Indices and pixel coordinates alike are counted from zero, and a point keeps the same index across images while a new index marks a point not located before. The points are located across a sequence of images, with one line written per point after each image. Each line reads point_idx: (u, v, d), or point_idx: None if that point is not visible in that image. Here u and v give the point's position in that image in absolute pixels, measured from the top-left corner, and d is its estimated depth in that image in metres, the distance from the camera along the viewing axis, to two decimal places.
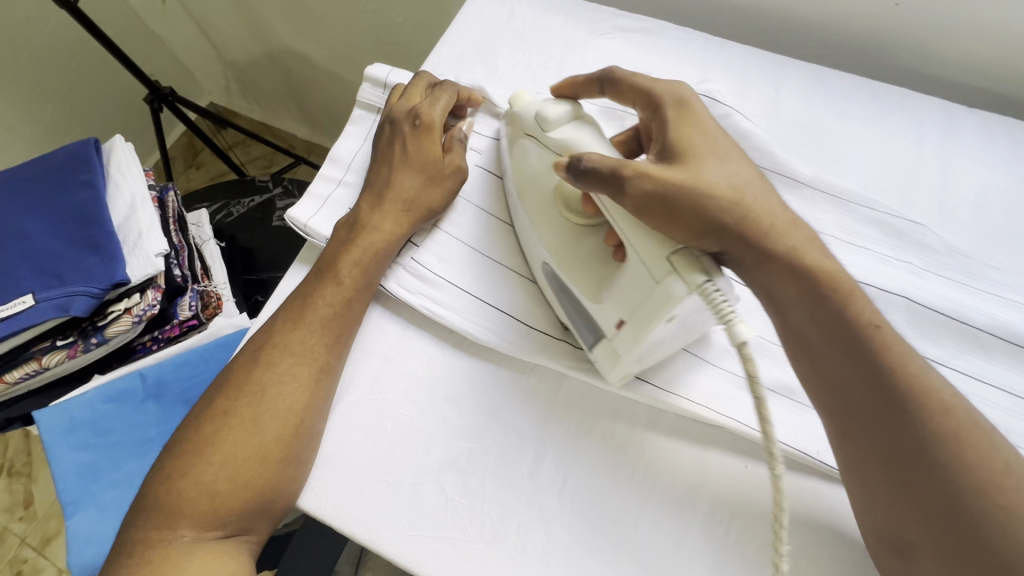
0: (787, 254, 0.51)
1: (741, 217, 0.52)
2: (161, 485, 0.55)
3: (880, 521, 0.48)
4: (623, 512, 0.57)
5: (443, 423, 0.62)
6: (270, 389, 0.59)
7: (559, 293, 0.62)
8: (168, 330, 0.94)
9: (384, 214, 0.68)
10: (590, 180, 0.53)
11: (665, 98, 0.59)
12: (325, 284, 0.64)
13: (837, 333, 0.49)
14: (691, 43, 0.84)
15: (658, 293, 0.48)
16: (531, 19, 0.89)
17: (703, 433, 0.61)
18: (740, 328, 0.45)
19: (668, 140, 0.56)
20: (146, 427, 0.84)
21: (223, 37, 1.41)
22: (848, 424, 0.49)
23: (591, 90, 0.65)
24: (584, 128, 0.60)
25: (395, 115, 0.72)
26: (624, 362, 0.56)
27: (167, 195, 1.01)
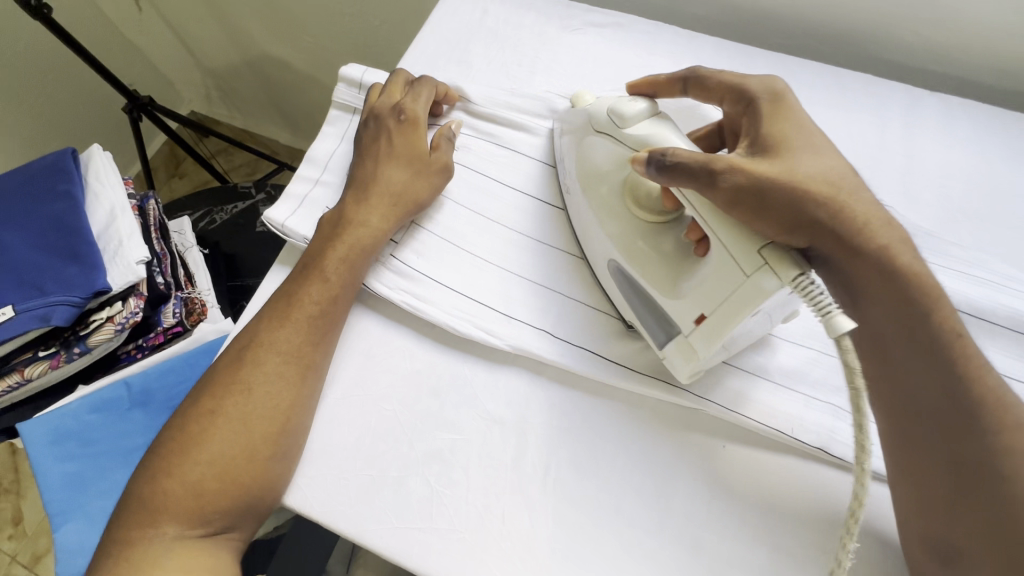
0: (876, 252, 0.44)
1: (842, 212, 0.44)
2: (142, 494, 0.47)
3: (922, 522, 0.41)
4: (666, 528, 0.47)
5: (457, 445, 0.50)
6: (246, 396, 0.49)
7: (624, 289, 0.52)
8: (153, 337, 0.82)
9: (370, 208, 0.56)
10: (677, 176, 0.45)
11: (756, 93, 0.51)
12: (310, 281, 0.53)
13: (909, 329, 0.43)
14: (660, 36, 0.69)
15: (747, 288, 0.41)
16: (506, 16, 0.71)
17: (785, 463, 0.49)
18: (842, 322, 0.40)
19: (760, 133, 0.49)
20: (135, 435, 0.73)
21: (200, 42, 1.33)
22: (895, 417, 0.43)
23: (670, 89, 0.57)
24: (665, 126, 0.51)
25: (378, 111, 0.59)
26: (694, 368, 0.47)
27: (148, 203, 0.89)
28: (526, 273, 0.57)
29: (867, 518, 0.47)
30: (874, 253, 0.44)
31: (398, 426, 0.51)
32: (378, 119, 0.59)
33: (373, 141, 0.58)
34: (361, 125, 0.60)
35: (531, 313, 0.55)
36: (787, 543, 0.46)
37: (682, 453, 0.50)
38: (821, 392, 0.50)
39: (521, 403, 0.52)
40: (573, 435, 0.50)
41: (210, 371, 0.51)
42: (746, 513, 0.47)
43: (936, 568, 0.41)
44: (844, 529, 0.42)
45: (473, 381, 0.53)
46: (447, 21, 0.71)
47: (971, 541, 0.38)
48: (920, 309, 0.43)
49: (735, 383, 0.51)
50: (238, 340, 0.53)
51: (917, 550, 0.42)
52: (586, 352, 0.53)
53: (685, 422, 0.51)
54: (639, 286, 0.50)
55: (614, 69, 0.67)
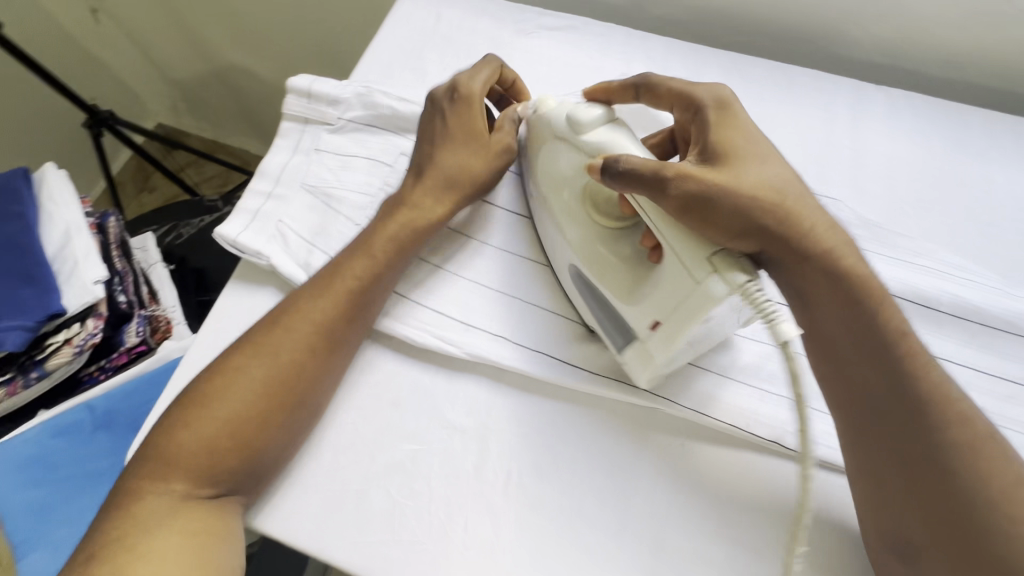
0: (823, 255, 0.45)
1: (788, 219, 0.45)
2: (157, 442, 0.47)
3: (881, 517, 0.42)
4: (631, 527, 0.47)
5: (418, 456, 0.49)
6: (278, 366, 0.49)
7: (586, 293, 0.52)
8: (115, 358, 0.80)
9: (426, 191, 0.56)
10: (631, 182, 0.45)
11: (704, 101, 0.51)
12: (356, 256, 0.53)
13: (861, 333, 0.43)
14: (612, 36, 0.70)
15: (695, 295, 0.41)
16: (459, 21, 0.71)
17: (743, 458, 0.50)
18: (786, 328, 0.40)
19: (706, 142, 0.49)
20: (98, 458, 0.71)
21: (165, 57, 1.27)
22: (851, 420, 0.44)
23: (624, 97, 0.58)
24: (621, 132, 0.50)
25: (433, 95, 0.58)
26: (654, 372, 0.48)
27: (108, 220, 0.86)
28: (487, 280, 0.57)
29: (822, 508, 0.47)
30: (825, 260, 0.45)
31: (356, 438, 0.50)
32: (432, 103, 0.58)
33: (426, 122, 0.57)
34: (421, 112, 0.60)
35: (497, 320, 0.55)
36: (747, 536, 0.47)
37: (644, 454, 0.50)
38: (778, 387, 0.51)
39: (481, 410, 0.51)
40: (535, 440, 0.50)
41: (247, 331, 0.51)
42: (708, 509, 0.48)
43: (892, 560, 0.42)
44: (803, 519, 0.42)
45: (433, 391, 0.52)
46: (400, 29, 0.71)
47: (926, 535, 0.40)
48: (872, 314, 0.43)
49: (693, 380, 0.52)
50: (276, 303, 0.53)
51: (874, 539, 0.43)
52: (546, 357, 0.53)
53: (646, 423, 0.51)
54: (597, 290, 0.50)
55: (568, 72, 0.68)
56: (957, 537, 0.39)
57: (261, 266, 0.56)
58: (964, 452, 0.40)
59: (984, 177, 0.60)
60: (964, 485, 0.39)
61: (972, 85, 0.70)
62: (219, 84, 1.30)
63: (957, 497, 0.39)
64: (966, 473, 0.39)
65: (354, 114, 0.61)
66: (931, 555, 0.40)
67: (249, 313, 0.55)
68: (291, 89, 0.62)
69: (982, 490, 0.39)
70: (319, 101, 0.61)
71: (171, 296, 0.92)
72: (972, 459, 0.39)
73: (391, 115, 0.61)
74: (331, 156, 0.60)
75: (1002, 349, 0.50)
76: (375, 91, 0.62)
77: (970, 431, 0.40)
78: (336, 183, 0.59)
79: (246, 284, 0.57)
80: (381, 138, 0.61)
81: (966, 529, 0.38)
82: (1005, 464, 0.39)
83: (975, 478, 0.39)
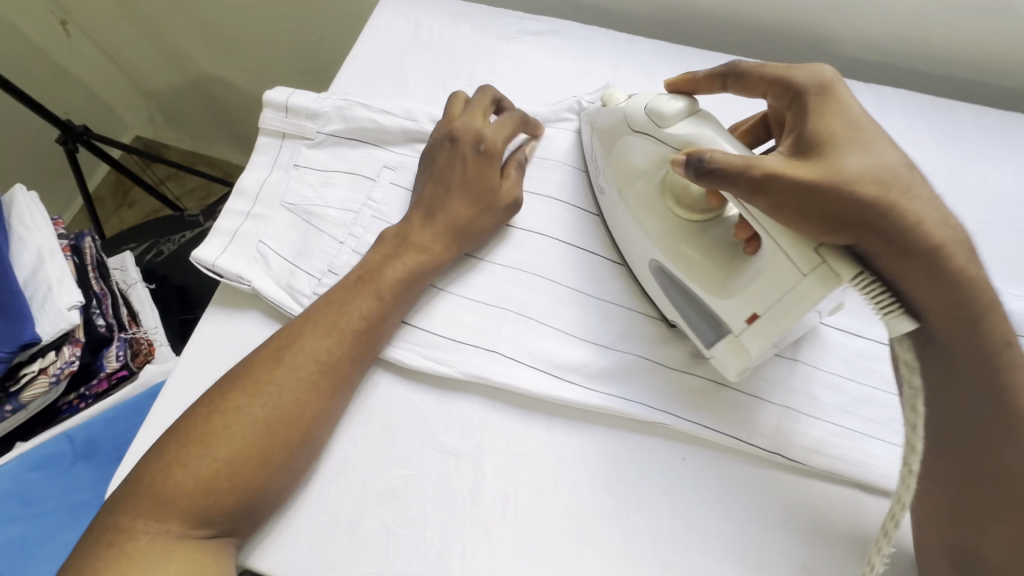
0: (932, 252, 0.38)
1: (891, 213, 0.38)
2: (146, 479, 0.44)
3: (948, 530, 0.41)
4: (636, 547, 0.45)
5: (412, 481, 0.47)
6: (281, 405, 0.46)
7: (666, 289, 0.50)
8: (96, 385, 0.77)
9: (433, 232, 0.53)
10: (717, 181, 0.42)
11: (803, 87, 0.46)
12: (361, 293, 0.51)
13: (975, 355, 0.40)
14: (597, 41, 0.69)
15: (804, 288, 0.40)
16: (440, 28, 0.70)
17: (747, 470, 0.48)
18: (904, 320, 0.39)
19: (802, 131, 0.44)
20: (84, 489, 0.69)
21: (138, 68, 1.23)
22: (946, 442, 0.41)
23: (712, 87, 0.52)
24: (706, 125, 0.48)
25: (457, 133, 0.56)
26: (745, 364, 0.47)
27: (85, 240, 0.83)
28: (477, 294, 0.54)
29: (822, 519, 0.47)
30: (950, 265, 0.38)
31: (347, 465, 0.48)
32: (455, 142, 0.56)
33: (444, 168, 0.56)
34: (436, 142, 0.57)
35: (494, 337, 0.52)
36: (756, 551, 0.45)
37: (648, 470, 0.48)
38: (780, 395, 0.50)
39: (476, 430, 0.49)
40: (533, 459, 0.48)
41: (241, 365, 0.48)
42: (714, 524, 0.46)
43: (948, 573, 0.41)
44: (891, 528, 0.40)
45: (426, 412, 0.50)
46: (379, 37, 0.69)
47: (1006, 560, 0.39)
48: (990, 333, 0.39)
49: (694, 391, 0.50)
50: (276, 334, 0.50)
51: (931, 549, 0.42)
52: (542, 373, 0.50)
53: (647, 436, 0.49)
54: (685, 287, 0.49)
55: (554, 77, 0.66)
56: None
57: (241, 289, 0.54)
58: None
59: (974, 177, 0.60)
60: None
61: (958, 79, 0.70)
62: (193, 91, 1.25)
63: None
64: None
65: (333, 128, 0.59)
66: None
67: (230, 338, 0.53)
68: (267, 103, 0.59)
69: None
70: (296, 114, 0.59)
71: (152, 316, 0.89)
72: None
73: (371, 128, 0.59)
74: (310, 172, 0.58)
75: None
76: (354, 103, 0.60)
77: None
78: (317, 201, 0.57)
79: (226, 309, 0.54)
80: (363, 151, 0.59)
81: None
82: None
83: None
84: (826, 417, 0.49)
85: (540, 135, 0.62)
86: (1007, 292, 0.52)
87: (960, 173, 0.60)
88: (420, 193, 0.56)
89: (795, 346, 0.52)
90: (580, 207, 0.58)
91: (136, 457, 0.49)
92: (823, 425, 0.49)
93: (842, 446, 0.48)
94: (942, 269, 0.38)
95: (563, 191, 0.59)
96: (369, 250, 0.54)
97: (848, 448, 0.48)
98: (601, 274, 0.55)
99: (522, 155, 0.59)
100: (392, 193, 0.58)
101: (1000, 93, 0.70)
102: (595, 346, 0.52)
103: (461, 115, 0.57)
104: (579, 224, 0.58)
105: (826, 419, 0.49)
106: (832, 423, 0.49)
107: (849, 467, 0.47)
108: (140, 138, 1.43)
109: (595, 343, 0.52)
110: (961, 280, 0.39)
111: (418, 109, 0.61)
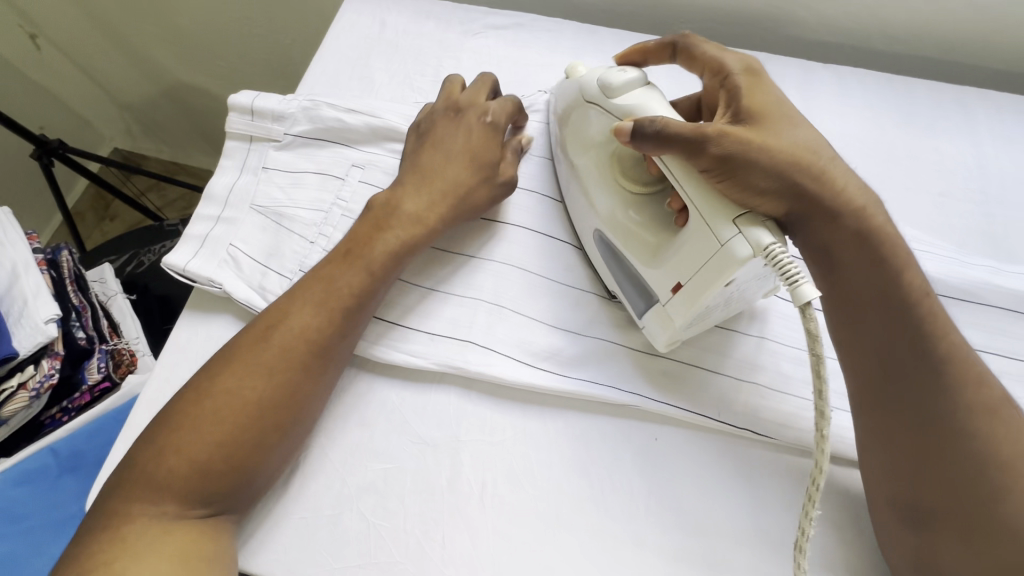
0: (854, 216, 0.45)
1: (819, 178, 0.45)
2: (138, 465, 0.43)
3: (893, 488, 0.43)
4: (613, 527, 0.46)
5: (390, 474, 0.48)
6: (271, 385, 0.46)
7: (608, 261, 0.52)
8: (79, 398, 0.76)
9: (421, 204, 0.53)
10: (665, 144, 0.44)
11: (731, 67, 0.50)
12: (350, 269, 0.50)
13: (887, 294, 0.43)
14: (562, 33, 0.70)
15: (719, 257, 0.41)
16: (405, 26, 0.70)
17: (719, 447, 0.49)
18: (808, 290, 0.39)
19: (739, 107, 0.48)
20: (71, 502, 0.69)
21: (113, 79, 1.20)
22: (876, 383, 0.44)
23: (661, 57, 0.54)
24: (655, 96, 0.49)
25: (460, 107, 0.57)
26: (673, 335, 0.49)
27: (62, 253, 0.81)
28: (448, 285, 0.55)
29: (793, 492, 0.48)
30: (847, 223, 0.45)
31: (323, 462, 0.49)
32: (457, 115, 0.57)
33: (441, 142, 0.56)
34: (436, 114, 0.57)
35: (468, 327, 0.53)
36: (730, 525, 0.46)
37: (620, 451, 0.49)
38: (748, 373, 0.51)
39: (452, 422, 0.50)
40: (508, 447, 0.49)
41: (231, 343, 0.48)
42: (689, 502, 0.47)
43: (905, 533, 0.42)
44: (812, 505, 0.40)
45: (401, 407, 0.51)
46: (345, 37, 0.69)
47: (940, 502, 0.40)
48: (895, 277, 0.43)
49: (662, 375, 0.51)
50: (267, 309, 0.49)
51: (883, 510, 0.44)
52: (513, 360, 0.51)
53: (618, 420, 0.50)
54: (623, 258, 0.51)
55: (520, 70, 0.67)
56: (968, 507, 0.40)
57: (214, 293, 0.54)
58: (977, 415, 0.41)
59: (934, 149, 0.63)
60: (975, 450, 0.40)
61: (916, 55, 0.72)
62: (167, 101, 1.24)
63: (967, 459, 0.40)
64: (977, 435, 0.40)
65: (300, 128, 0.60)
66: (940, 522, 0.41)
67: (205, 343, 0.53)
68: (232, 106, 0.60)
69: (995, 452, 0.40)
70: (262, 118, 0.59)
71: (133, 327, 0.88)
72: (987, 421, 0.40)
73: (338, 127, 0.59)
74: (279, 173, 0.58)
75: (962, 317, 0.51)
76: (320, 103, 0.60)
77: (985, 393, 0.41)
78: (287, 202, 0.57)
79: (200, 314, 0.55)
80: (331, 151, 0.60)
81: (974, 493, 0.40)
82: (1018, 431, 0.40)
83: (986, 441, 0.40)
84: (793, 392, 0.50)
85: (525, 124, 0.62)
86: (966, 262, 0.54)
87: (913, 149, 0.63)
88: (412, 165, 0.55)
89: (761, 324, 0.53)
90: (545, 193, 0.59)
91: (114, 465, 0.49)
92: (791, 400, 0.50)
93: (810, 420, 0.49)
94: (838, 225, 0.45)
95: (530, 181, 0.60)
96: (354, 222, 0.54)
97: None
98: (569, 263, 0.56)
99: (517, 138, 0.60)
100: (362, 191, 0.58)
101: (956, 67, 0.72)
102: (566, 333, 0.53)
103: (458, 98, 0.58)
104: (548, 215, 0.58)
105: (793, 394, 0.50)
106: (800, 398, 0.50)
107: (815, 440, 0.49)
108: (117, 150, 1.38)
109: (566, 330, 0.53)
110: (858, 234, 0.45)
111: (385, 107, 0.61)
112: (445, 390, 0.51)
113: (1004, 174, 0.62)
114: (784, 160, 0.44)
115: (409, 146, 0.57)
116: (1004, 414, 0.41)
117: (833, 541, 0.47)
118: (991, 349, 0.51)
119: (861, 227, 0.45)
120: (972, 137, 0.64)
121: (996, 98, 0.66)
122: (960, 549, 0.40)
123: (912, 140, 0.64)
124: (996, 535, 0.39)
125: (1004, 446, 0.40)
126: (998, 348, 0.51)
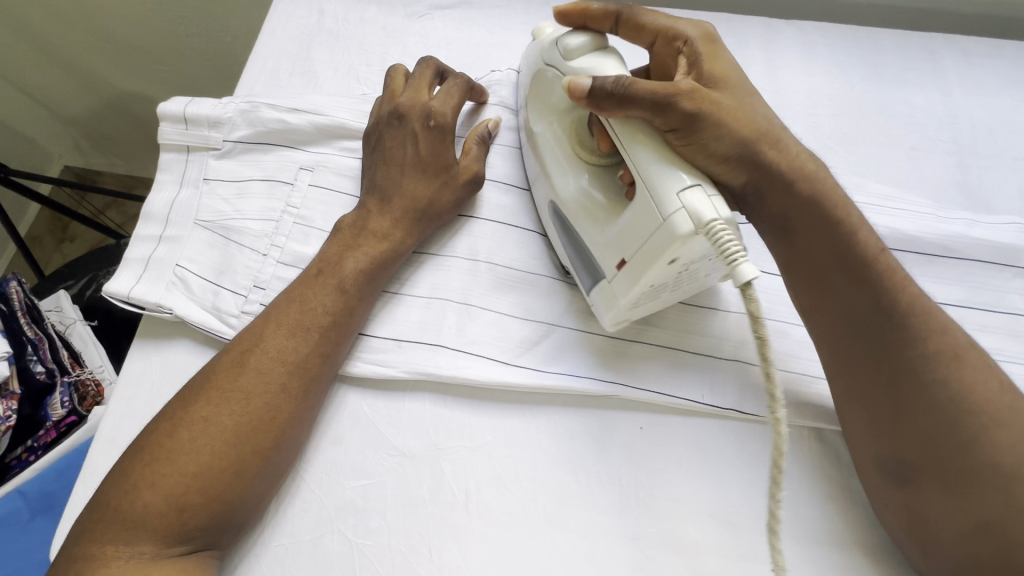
0: (810, 185, 0.44)
1: (777, 147, 0.44)
2: (112, 502, 0.40)
3: (875, 446, 0.42)
4: (608, 517, 0.45)
5: (369, 491, 0.45)
6: (252, 409, 0.43)
7: (558, 232, 0.51)
8: (44, 434, 0.69)
9: (390, 218, 0.51)
10: (625, 104, 0.41)
11: (687, 32, 0.47)
12: (320, 289, 0.47)
13: (840, 254, 0.43)
14: (511, 11, 0.67)
15: (662, 233, 0.39)
16: (344, 12, 0.66)
17: (706, 429, 0.48)
18: (747, 269, 0.37)
19: (700, 70, 0.45)
20: (39, 547, 0.60)
21: (51, 96, 1.07)
22: (836, 345, 0.43)
23: (603, 25, 0.48)
24: (610, 60, 0.45)
25: (404, 110, 0.53)
26: (618, 314, 0.47)
27: (10, 285, 0.71)
28: (413, 288, 0.52)
29: (790, 468, 0.46)
30: (801, 188, 0.44)
31: (297, 485, 0.45)
32: (403, 121, 0.53)
33: (398, 142, 0.53)
34: (381, 120, 0.54)
35: (437, 331, 0.50)
36: (725, 508, 0.45)
37: (607, 444, 0.47)
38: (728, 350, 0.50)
39: (431, 429, 0.47)
40: (489, 451, 0.47)
41: (206, 372, 0.44)
42: (681, 488, 0.46)
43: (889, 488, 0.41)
44: (779, 488, 0.38)
45: (375, 418, 0.48)
46: (281, 29, 0.65)
47: (920, 456, 0.40)
48: (845, 240, 0.43)
49: (643, 359, 0.50)
50: (240, 333, 0.46)
51: (871, 473, 0.42)
52: (491, 361, 0.49)
53: (601, 411, 0.48)
54: (574, 232, 0.49)
55: (471, 53, 0.64)
56: (949, 466, 0.39)
57: (165, 318, 0.51)
58: (942, 360, 0.40)
59: (904, 101, 0.61)
60: (947, 398, 0.39)
61: (875, 6, 0.70)
62: (111, 113, 1.14)
63: (941, 405, 0.39)
64: (945, 380, 0.40)
65: (240, 133, 0.56)
66: (923, 477, 0.40)
67: (160, 371, 0.50)
68: (162, 116, 0.56)
69: (966, 396, 0.39)
70: (199, 128, 0.56)
71: (99, 356, 0.80)
72: (952, 367, 0.40)
73: (280, 129, 0.56)
74: (222, 184, 0.55)
75: (943, 272, 0.50)
76: (259, 105, 0.57)
77: (951, 338, 0.41)
78: (233, 214, 0.54)
79: (152, 342, 0.51)
80: (275, 154, 0.56)
81: (955, 442, 0.39)
82: (986, 371, 0.40)
83: (956, 384, 0.40)
84: (780, 365, 0.49)
85: (487, 101, 0.60)
86: (942, 217, 0.52)
87: (882, 102, 0.61)
88: (372, 176, 0.53)
89: (738, 299, 0.52)
90: (508, 181, 0.57)
91: (75, 511, 0.46)
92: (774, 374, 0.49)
93: (797, 394, 0.48)
94: (793, 192, 0.44)
95: (492, 172, 0.57)
96: (325, 240, 0.52)
97: (803, 395, 0.48)
98: (538, 250, 0.54)
99: (488, 130, 0.57)
100: (313, 196, 0.55)
101: (917, 12, 0.70)
102: (540, 325, 0.51)
103: (404, 92, 0.55)
104: (514, 206, 0.56)
105: (779, 367, 0.49)
106: (784, 370, 0.49)
107: (805, 413, 0.47)
108: (70, 167, 1.22)
109: (539, 321, 0.51)
110: (812, 198, 0.44)
111: (331, 103, 0.58)
112: (422, 394, 0.49)
113: (975, 123, 0.60)
114: (747, 128, 0.43)
115: (364, 164, 0.54)
116: (972, 357, 0.40)
117: (832, 512, 0.45)
118: (977, 304, 0.50)
119: (814, 192, 0.44)
120: (939, 83, 0.62)
121: (963, 42, 0.65)
122: (943, 502, 0.39)
123: (882, 92, 0.62)
124: (980, 480, 0.38)
125: (975, 390, 0.39)
126: (984, 302, 0.50)
